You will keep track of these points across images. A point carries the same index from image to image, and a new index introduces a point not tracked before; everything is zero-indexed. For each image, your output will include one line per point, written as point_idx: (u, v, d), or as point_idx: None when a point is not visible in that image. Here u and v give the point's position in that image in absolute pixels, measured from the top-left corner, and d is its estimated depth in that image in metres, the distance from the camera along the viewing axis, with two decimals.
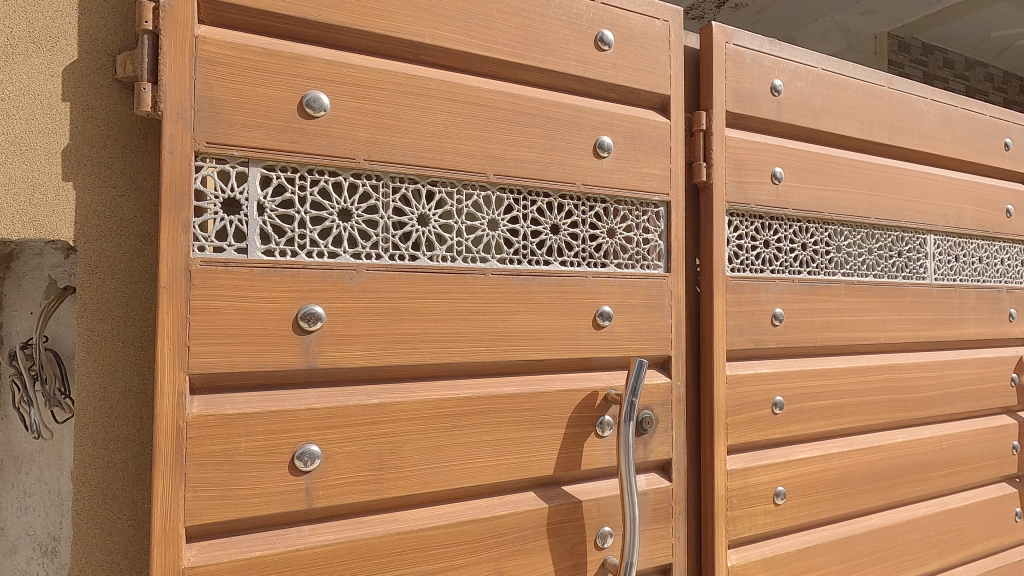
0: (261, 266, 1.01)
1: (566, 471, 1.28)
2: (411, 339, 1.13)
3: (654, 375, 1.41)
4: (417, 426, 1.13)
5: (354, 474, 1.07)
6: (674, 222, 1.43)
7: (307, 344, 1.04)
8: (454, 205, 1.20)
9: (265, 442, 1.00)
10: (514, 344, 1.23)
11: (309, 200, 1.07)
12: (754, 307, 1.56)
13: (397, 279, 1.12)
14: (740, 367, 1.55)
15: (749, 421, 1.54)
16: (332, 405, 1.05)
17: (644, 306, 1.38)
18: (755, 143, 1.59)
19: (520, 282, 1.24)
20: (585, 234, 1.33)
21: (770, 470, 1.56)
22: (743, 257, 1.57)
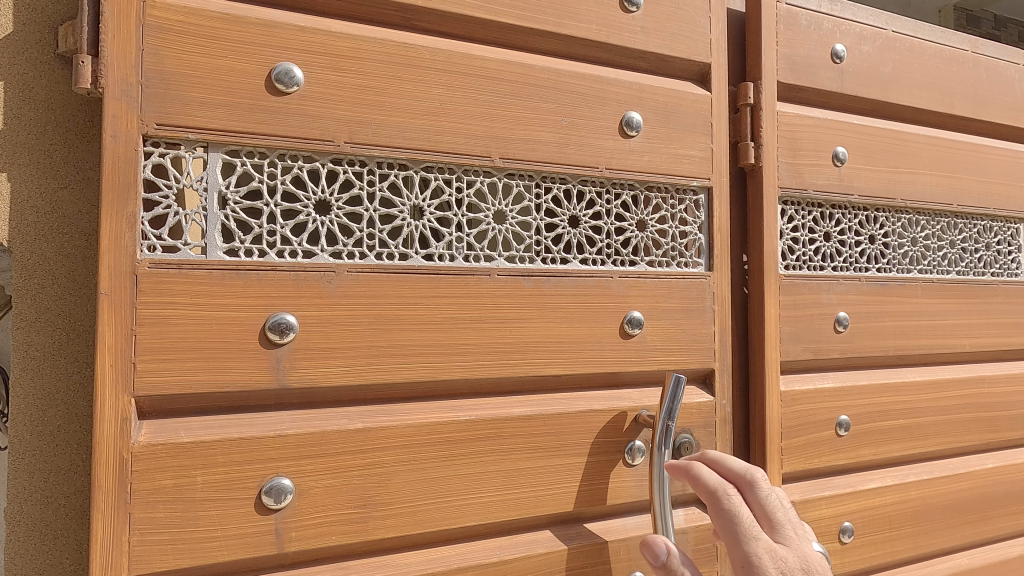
0: (223, 268, 0.86)
1: (588, 506, 1.09)
2: (402, 353, 0.97)
3: (695, 391, 1.20)
4: (408, 455, 0.96)
5: (333, 511, 0.91)
6: (716, 212, 1.22)
7: (276, 359, 0.89)
8: (453, 194, 1.01)
9: (227, 476, 0.86)
10: (526, 357, 1.05)
11: (279, 190, 0.91)
12: (813, 311, 1.33)
13: (385, 282, 0.95)
14: (798, 381, 1.32)
15: (808, 445, 1.31)
16: (307, 432, 0.90)
17: (681, 311, 1.17)
18: (813, 120, 1.36)
19: (532, 283, 1.05)
20: (610, 228, 1.13)
21: (835, 504, 1.33)
22: (800, 252, 1.34)
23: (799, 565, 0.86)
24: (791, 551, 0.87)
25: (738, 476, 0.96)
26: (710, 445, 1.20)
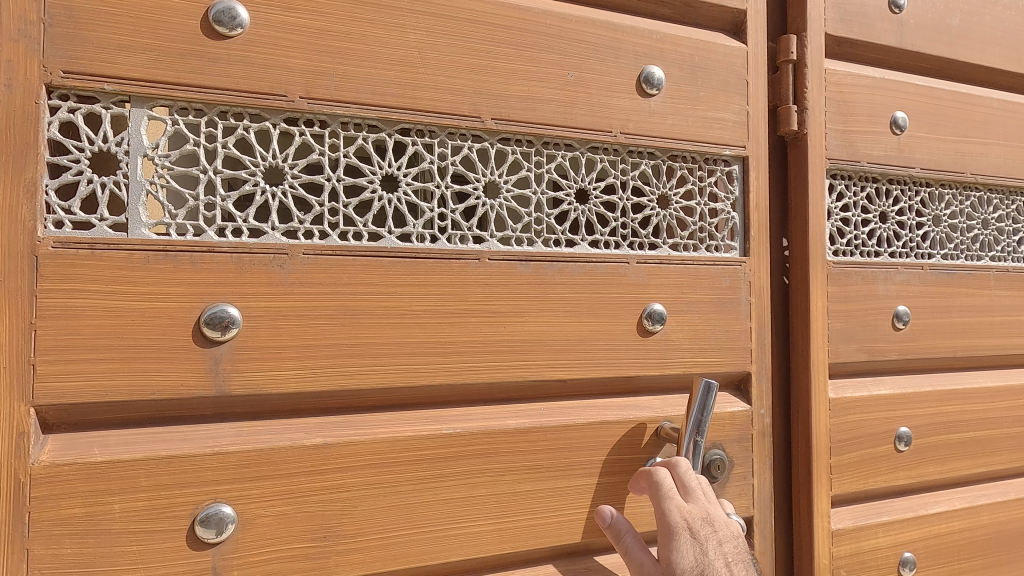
0: (147, 249, 0.71)
1: (598, 536, 0.91)
2: (371, 353, 0.80)
3: (728, 399, 1.01)
4: (379, 477, 0.80)
5: (285, 544, 0.75)
6: (752, 186, 1.03)
7: (215, 360, 0.73)
8: (434, 161, 0.84)
9: (152, 502, 0.70)
10: (523, 358, 0.87)
11: (219, 154, 0.75)
12: (867, 305, 1.12)
13: (350, 267, 0.79)
14: (850, 387, 1.12)
15: (862, 462, 1.11)
16: (252, 449, 0.74)
17: (711, 303, 0.98)
18: (868, 79, 1.15)
19: (531, 270, 0.88)
20: (626, 203, 0.94)
21: (894, 532, 1.12)
22: (851, 234, 1.13)
23: (704, 517, 0.78)
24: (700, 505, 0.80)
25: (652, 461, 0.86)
26: (745, 463, 1.01)
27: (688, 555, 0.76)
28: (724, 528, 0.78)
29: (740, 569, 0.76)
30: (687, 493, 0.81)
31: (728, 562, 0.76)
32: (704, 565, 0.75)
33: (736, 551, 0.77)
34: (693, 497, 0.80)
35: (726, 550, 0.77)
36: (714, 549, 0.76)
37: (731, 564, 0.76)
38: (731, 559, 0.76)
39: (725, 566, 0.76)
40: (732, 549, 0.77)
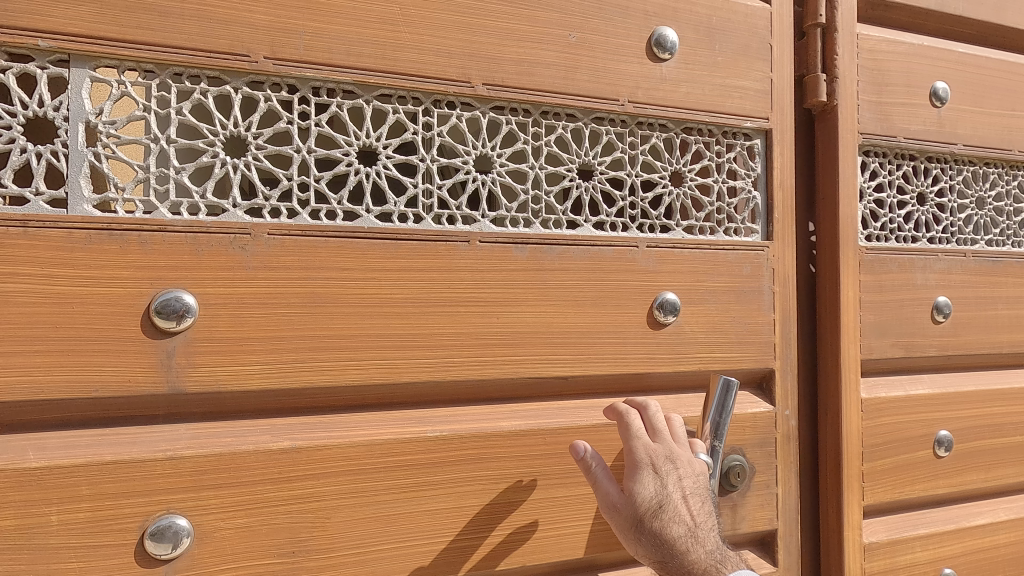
0: (88, 227, 0.62)
1: (603, 551, 0.82)
2: (346, 346, 0.71)
3: (749, 399, 0.91)
4: (354, 485, 0.71)
5: (249, 560, 0.67)
6: (776, 163, 0.92)
7: (167, 353, 0.65)
8: (418, 131, 0.75)
9: (97, 514, 0.62)
10: (518, 353, 0.78)
11: (173, 121, 0.66)
12: (903, 295, 1.01)
13: (322, 249, 0.70)
14: (884, 386, 1.01)
15: (898, 469, 1.00)
16: (210, 453, 0.66)
17: (730, 292, 0.88)
18: (905, 45, 1.04)
19: (527, 254, 0.78)
20: (635, 180, 0.85)
21: (933, 546, 1.01)
22: (886, 217, 1.02)
23: (669, 455, 0.70)
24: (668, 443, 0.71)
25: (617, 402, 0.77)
26: (768, 471, 0.91)
27: (648, 488, 0.68)
28: (689, 465, 0.70)
29: (703, 508, 0.68)
30: (654, 428, 0.72)
31: (690, 498, 0.68)
32: (665, 499, 0.67)
33: (700, 488, 0.69)
34: (659, 432, 0.71)
35: (690, 486, 0.69)
36: (675, 484, 0.68)
37: (693, 501, 0.68)
38: (694, 495, 0.68)
39: (687, 502, 0.68)
40: (696, 486, 0.69)
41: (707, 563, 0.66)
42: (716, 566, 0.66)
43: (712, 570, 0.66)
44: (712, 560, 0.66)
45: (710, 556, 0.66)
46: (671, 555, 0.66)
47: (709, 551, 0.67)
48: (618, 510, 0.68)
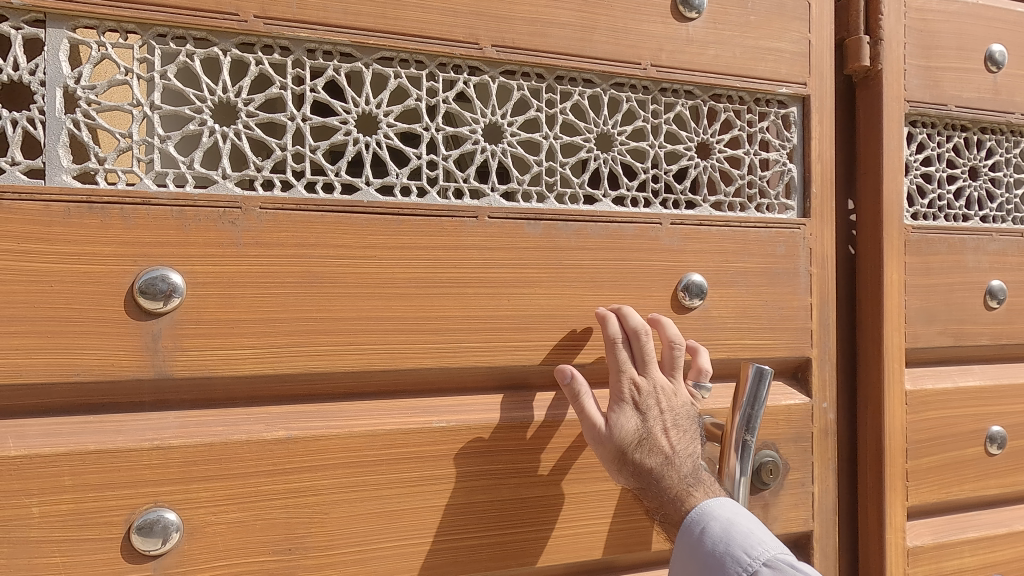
0: (67, 199, 0.58)
1: (623, 551, 0.76)
2: (344, 330, 0.66)
3: (782, 390, 0.84)
4: (355, 478, 0.66)
5: (243, 557, 0.63)
6: (813, 133, 0.84)
7: (152, 335, 0.60)
8: (422, 97, 0.69)
9: (79, 507, 0.58)
10: (531, 338, 0.72)
11: (157, 86, 0.62)
12: (954, 278, 0.92)
13: (318, 225, 0.65)
14: (930, 378, 0.93)
15: (946, 467, 0.92)
16: (200, 443, 0.61)
17: (762, 274, 0.81)
18: (957, 4, 0.94)
19: (541, 231, 0.72)
20: (658, 151, 0.78)
21: (983, 552, 0.93)
22: (934, 194, 0.93)
23: (652, 390, 0.68)
24: (654, 378, 0.68)
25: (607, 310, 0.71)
26: (803, 468, 0.84)
27: (628, 420, 0.67)
28: (672, 397, 0.68)
29: (683, 437, 0.67)
30: (642, 362, 0.69)
31: (670, 429, 0.67)
32: (643, 430, 0.66)
33: (681, 418, 0.68)
34: (647, 367, 0.68)
35: (670, 418, 0.67)
36: (656, 416, 0.67)
37: (672, 432, 0.67)
38: (673, 427, 0.67)
39: (665, 433, 0.67)
40: (677, 417, 0.68)
41: (681, 489, 0.65)
42: (690, 491, 0.66)
43: (685, 495, 0.65)
44: (686, 486, 0.66)
45: (684, 481, 0.66)
46: (647, 481, 0.66)
47: (685, 477, 0.66)
48: (600, 441, 0.67)
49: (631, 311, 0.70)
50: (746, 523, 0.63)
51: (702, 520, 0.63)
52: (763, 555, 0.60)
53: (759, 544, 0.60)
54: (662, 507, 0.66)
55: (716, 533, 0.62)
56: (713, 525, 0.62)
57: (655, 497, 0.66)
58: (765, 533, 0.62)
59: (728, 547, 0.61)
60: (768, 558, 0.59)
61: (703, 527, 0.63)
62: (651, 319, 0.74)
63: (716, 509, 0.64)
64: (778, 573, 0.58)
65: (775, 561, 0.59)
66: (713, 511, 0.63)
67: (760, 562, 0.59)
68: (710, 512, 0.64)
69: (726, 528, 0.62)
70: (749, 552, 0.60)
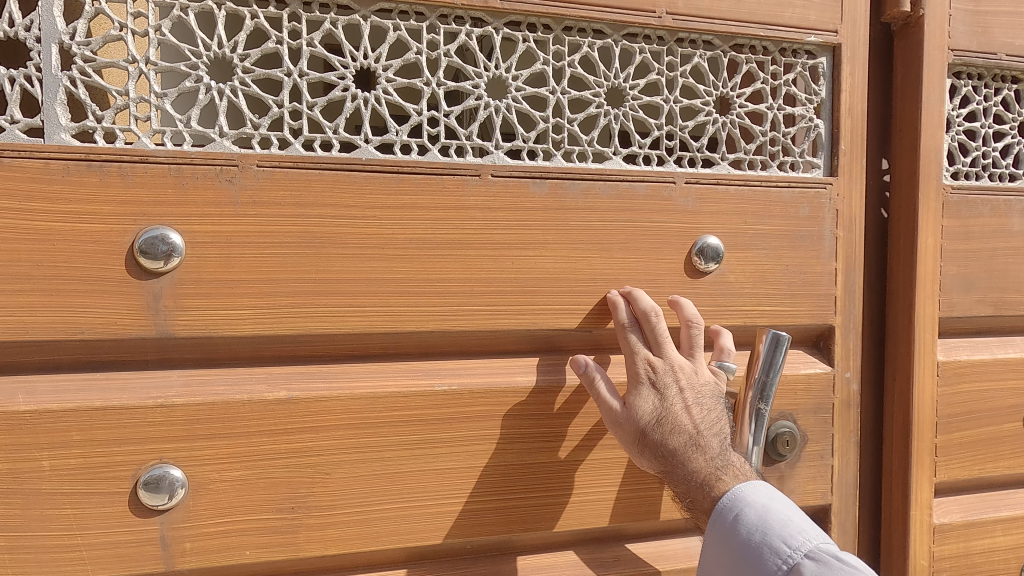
0: (66, 156, 0.58)
1: (629, 521, 0.74)
2: (344, 291, 0.65)
3: (802, 359, 0.80)
4: (356, 440, 0.66)
5: (248, 515, 0.64)
6: (845, 85, 0.79)
7: (153, 295, 0.61)
8: (422, 51, 0.66)
9: (87, 462, 0.60)
10: (536, 302, 0.70)
11: (153, 41, 0.60)
12: (997, 244, 0.86)
13: (315, 184, 0.63)
14: (966, 349, 0.87)
15: (979, 444, 0.87)
16: (203, 401, 0.62)
17: (783, 237, 0.77)
18: None
19: (546, 190, 0.70)
20: (673, 106, 0.73)
21: (1016, 531, 0.88)
22: (978, 151, 0.86)
23: (667, 368, 0.65)
24: (669, 358, 0.65)
25: (617, 295, 0.70)
26: (823, 440, 0.80)
27: (647, 401, 0.64)
28: (693, 374, 0.66)
29: (708, 417, 0.64)
30: (656, 342, 0.66)
31: (693, 408, 0.64)
32: (663, 412, 0.64)
33: (704, 397, 0.65)
34: (662, 346, 0.66)
35: (692, 396, 0.65)
36: (675, 395, 0.65)
37: (695, 411, 0.64)
38: (696, 405, 0.64)
39: (689, 412, 0.64)
40: (700, 395, 0.65)
41: (710, 473, 0.62)
42: (719, 475, 0.63)
43: (714, 480, 0.62)
44: (715, 469, 0.63)
45: (713, 464, 0.63)
46: (674, 464, 0.63)
47: (713, 459, 0.63)
48: (620, 424, 0.65)
49: (641, 294, 0.68)
50: (783, 511, 0.60)
51: (736, 506, 0.61)
52: (804, 546, 0.58)
53: (799, 533, 0.58)
54: (691, 492, 0.63)
55: (751, 521, 0.60)
56: (747, 512, 0.60)
57: (683, 481, 0.63)
58: (804, 521, 0.60)
59: (765, 537, 0.59)
60: (809, 549, 0.57)
61: (738, 514, 0.60)
62: (671, 301, 0.71)
63: (750, 495, 0.61)
64: (820, 565, 0.56)
65: (816, 552, 0.57)
66: (747, 497, 0.61)
67: (801, 553, 0.57)
68: (743, 498, 0.61)
69: (762, 515, 0.60)
70: (787, 542, 0.58)
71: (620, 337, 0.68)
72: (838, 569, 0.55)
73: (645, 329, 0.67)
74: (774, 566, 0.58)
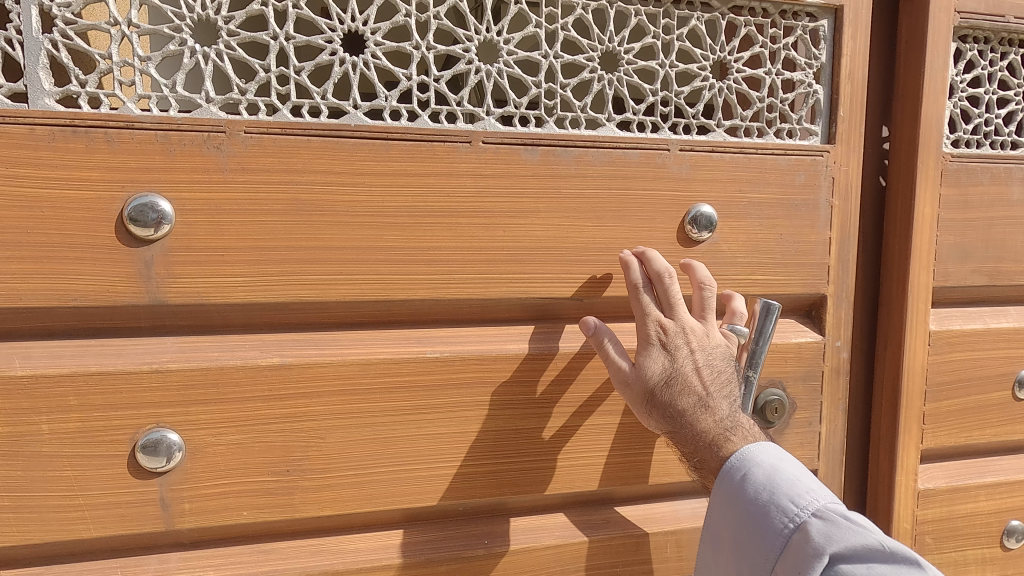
0: (51, 121, 0.57)
1: (619, 485, 0.76)
2: (334, 258, 0.65)
3: (793, 328, 0.81)
4: (349, 405, 0.67)
5: (245, 478, 0.65)
6: (845, 49, 0.77)
7: (143, 261, 0.61)
8: (411, 13, 0.65)
9: (84, 426, 0.61)
10: (527, 270, 0.70)
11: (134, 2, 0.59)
12: (994, 213, 0.85)
13: (303, 151, 0.63)
14: (958, 319, 0.87)
15: (968, 412, 0.88)
16: (196, 368, 0.63)
17: (778, 205, 0.76)
18: None
19: (538, 157, 0.69)
20: (669, 71, 0.72)
21: (1000, 496, 0.90)
22: (980, 118, 0.84)
23: (680, 329, 0.65)
24: (682, 320, 0.65)
25: (630, 255, 0.69)
26: (812, 407, 0.81)
27: (657, 361, 0.65)
28: (705, 337, 0.66)
29: (718, 379, 0.64)
30: (668, 302, 0.66)
31: (704, 370, 0.64)
32: (673, 372, 0.64)
33: (715, 359, 0.65)
34: (674, 307, 0.66)
35: (702, 357, 0.64)
36: (686, 356, 0.64)
37: (706, 372, 0.64)
38: (707, 366, 0.64)
39: (699, 374, 0.64)
40: (711, 357, 0.65)
41: (718, 434, 0.63)
42: (728, 436, 0.63)
43: (722, 441, 0.63)
44: (723, 430, 0.63)
45: (721, 425, 0.64)
46: (681, 425, 0.64)
47: (721, 421, 0.64)
48: (629, 384, 0.66)
49: (655, 255, 0.68)
50: (792, 471, 0.60)
51: (744, 466, 0.61)
52: (812, 505, 0.56)
53: (807, 493, 0.57)
54: (698, 452, 0.64)
55: (758, 480, 0.59)
56: (755, 471, 0.60)
57: (691, 442, 0.64)
58: (813, 481, 0.59)
59: (771, 496, 0.58)
60: (817, 508, 0.56)
61: (745, 474, 0.60)
62: (683, 264, 0.71)
63: (759, 456, 0.61)
64: (828, 524, 0.55)
65: (825, 511, 0.56)
66: (755, 457, 0.61)
67: (808, 512, 0.56)
68: (752, 458, 0.61)
69: (769, 475, 0.59)
70: (795, 502, 0.57)
71: (632, 297, 0.67)
72: (845, 527, 0.54)
73: (658, 289, 0.67)
74: (781, 524, 0.57)
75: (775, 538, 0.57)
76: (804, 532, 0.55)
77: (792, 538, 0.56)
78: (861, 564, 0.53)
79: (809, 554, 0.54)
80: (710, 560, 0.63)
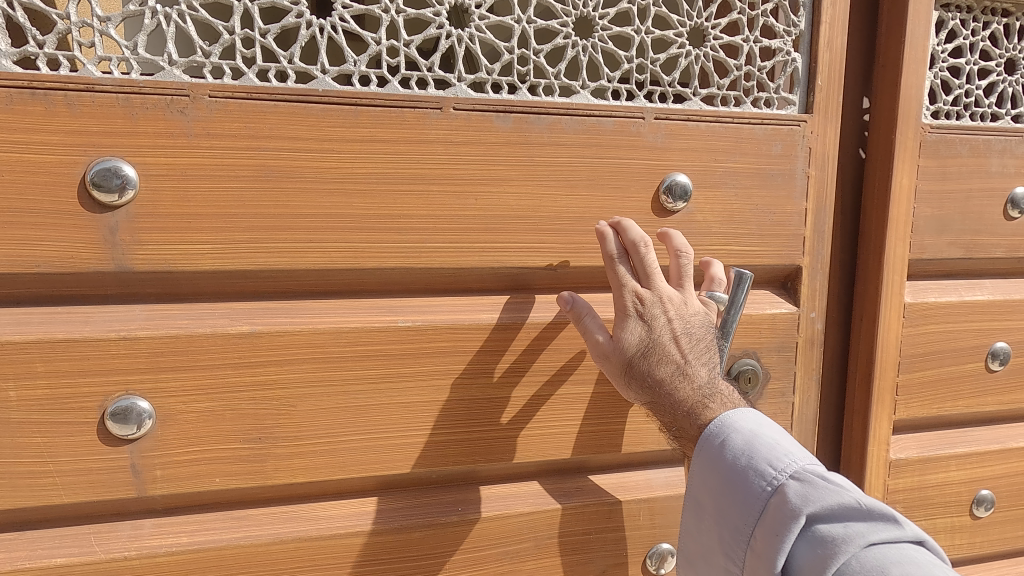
0: (8, 83, 0.56)
1: (592, 453, 0.77)
2: (303, 226, 0.64)
3: (767, 299, 0.81)
4: (320, 373, 0.67)
5: (217, 445, 0.66)
6: (825, 15, 0.76)
7: (108, 226, 0.60)
8: None
9: (52, 393, 0.61)
10: (499, 239, 0.70)
11: None
12: (973, 185, 0.85)
13: (269, 116, 0.62)
14: (933, 291, 0.88)
15: (942, 384, 0.89)
16: (165, 335, 0.63)
17: (754, 175, 0.76)
18: None
19: (511, 125, 0.68)
20: (644, 37, 0.70)
21: (971, 466, 0.92)
22: (961, 89, 0.83)
23: (658, 298, 0.65)
24: (660, 288, 0.65)
25: (605, 225, 0.68)
26: (785, 378, 0.82)
27: (635, 331, 0.65)
28: (681, 306, 0.66)
29: (696, 347, 0.64)
30: (644, 272, 0.66)
31: (681, 338, 0.64)
32: (651, 342, 0.64)
33: (693, 327, 0.65)
34: (650, 276, 0.65)
35: (680, 326, 0.64)
36: (663, 325, 0.64)
37: (684, 340, 0.64)
38: (685, 335, 0.64)
39: (677, 342, 0.64)
40: (688, 324, 0.65)
41: (696, 401, 0.63)
42: (706, 403, 0.63)
43: (700, 408, 0.63)
44: (702, 397, 0.64)
45: (699, 393, 0.64)
46: (659, 394, 0.64)
47: (699, 388, 0.64)
48: (607, 356, 0.66)
49: (629, 224, 0.67)
50: (770, 434, 0.60)
51: (722, 433, 0.61)
52: (790, 467, 0.57)
53: (785, 456, 0.58)
54: (677, 421, 0.64)
55: (737, 445, 0.60)
56: (734, 437, 0.60)
57: (669, 411, 0.64)
58: (792, 444, 0.60)
59: (750, 460, 0.58)
60: (794, 470, 0.56)
61: (724, 440, 0.61)
62: (660, 234, 0.71)
63: (737, 422, 0.62)
64: (805, 486, 0.55)
65: (802, 473, 0.56)
66: (733, 423, 0.61)
67: (786, 474, 0.56)
68: (729, 425, 0.61)
69: (748, 441, 0.60)
70: (773, 465, 0.57)
71: (609, 269, 0.67)
72: (823, 487, 0.54)
73: (634, 260, 0.67)
74: (759, 487, 0.57)
75: (753, 502, 0.57)
76: (781, 494, 0.56)
77: (770, 501, 0.56)
78: (839, 523, 0.53)
79: (787, 516, 0.54)
80: (691, 525, 0.63)
